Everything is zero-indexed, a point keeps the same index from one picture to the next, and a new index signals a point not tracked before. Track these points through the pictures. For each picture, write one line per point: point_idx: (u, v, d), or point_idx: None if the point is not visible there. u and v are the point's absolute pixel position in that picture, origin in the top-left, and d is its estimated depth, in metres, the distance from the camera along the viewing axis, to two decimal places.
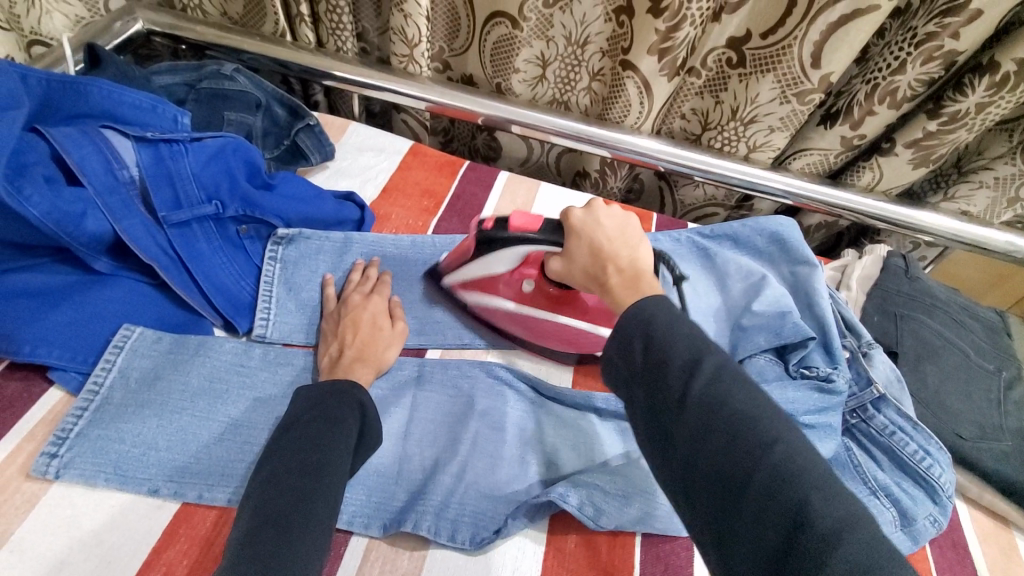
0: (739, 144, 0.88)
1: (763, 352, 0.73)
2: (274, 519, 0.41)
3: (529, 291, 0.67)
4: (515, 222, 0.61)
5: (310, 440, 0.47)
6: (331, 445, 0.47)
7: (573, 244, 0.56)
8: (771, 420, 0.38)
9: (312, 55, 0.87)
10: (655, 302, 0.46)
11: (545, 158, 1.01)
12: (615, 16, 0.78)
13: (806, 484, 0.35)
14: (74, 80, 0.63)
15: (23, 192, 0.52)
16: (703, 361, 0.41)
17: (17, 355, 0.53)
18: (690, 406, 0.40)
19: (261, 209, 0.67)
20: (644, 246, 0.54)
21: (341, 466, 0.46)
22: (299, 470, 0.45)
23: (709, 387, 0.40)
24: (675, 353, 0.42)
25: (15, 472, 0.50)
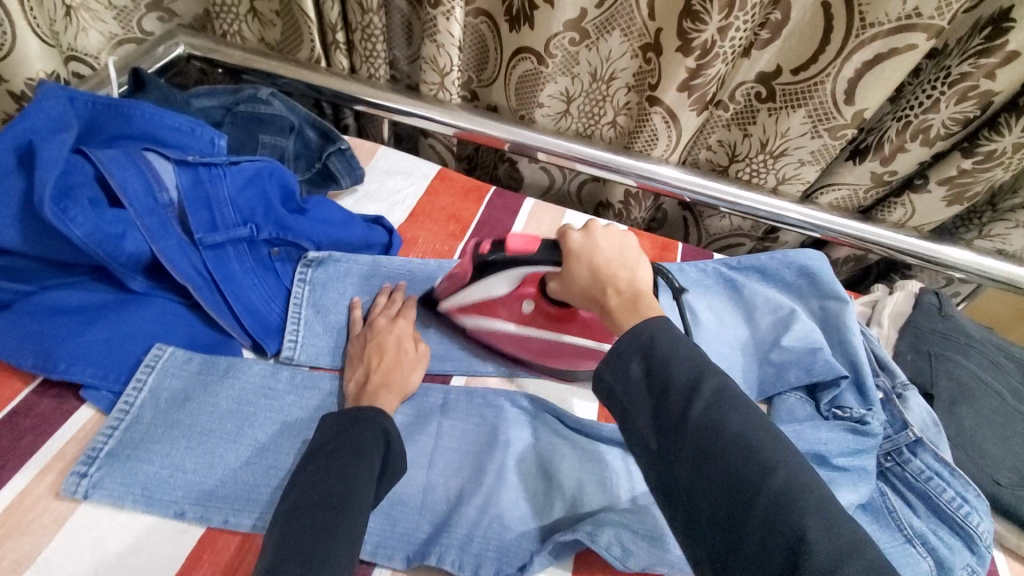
0: (768, 176, 0.87)
1: (793, 390, 0.72)
2: (297, 556, 0.40)
3: (528, 310, 0.65)
4: (515, 244, 0.59)
5: (333, 471, 0.47)
6: (355, 476, 0.47)
7: (573, 265, 0.54)
8: (768, 443, 0.40)
9: (346, 81, 0.89)
10: (650, 322, 0.46)
11: (567, 187, 1.01)
12: (642, 53, 0.79)
13: (806, 509, 0.37)
14: (119, 103, 0.65)
15: (68, 213, 0.54)
16: (703, 386, 0.42)
17: (52, 372, 0.54)
18: (689, 432, 0.40)
19: (294, 233, 0.68)
20: (643, 264, 0.54)
21: (364, 499, 0.46)
22: (323, 503, 0.44)
23: (708, 414, 0.41)
24: (672, 377, 0.42)
25: (45, 491, 0.51)
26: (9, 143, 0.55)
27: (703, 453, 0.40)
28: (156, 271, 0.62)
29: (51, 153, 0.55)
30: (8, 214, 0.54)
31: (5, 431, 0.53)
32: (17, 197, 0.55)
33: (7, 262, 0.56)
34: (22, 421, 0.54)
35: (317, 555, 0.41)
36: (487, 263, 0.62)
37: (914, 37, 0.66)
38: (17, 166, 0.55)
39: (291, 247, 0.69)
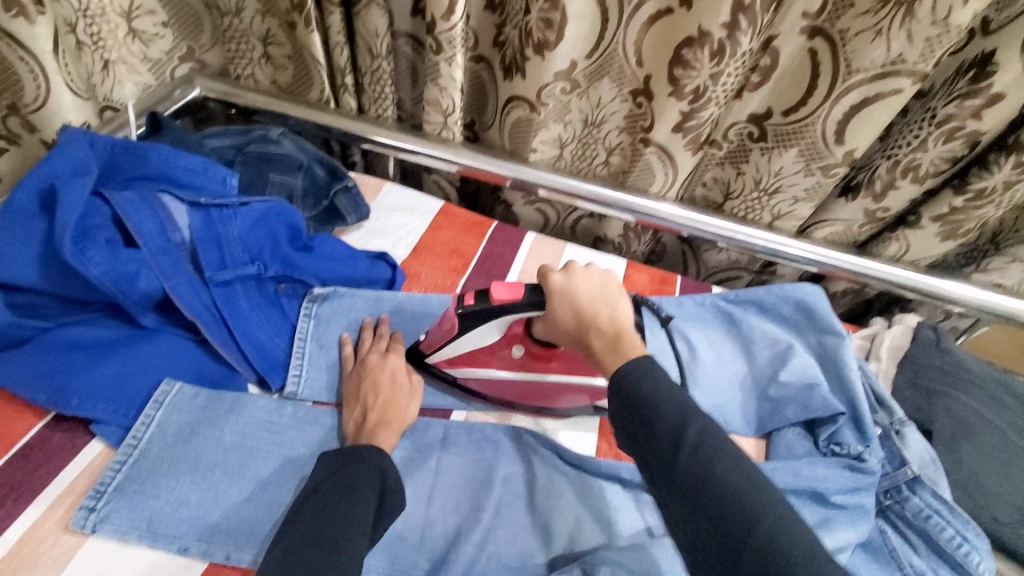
0: (763, 213, 0.89)
1: (791, 426, 0.72)
2: None
3: (518, 355, 0.66)
4: (498, 294, 0.60)
5: (328, 510, 0.48)
6: (349, 513, 0.48)
7: (559, 313, 0.56)
8: (751, 484, 0.41)
9: (353, 121, 0.93)
10: (637, 366, 0.47)
11: (562, 223, 1.03)
12: (632, 97, 0.82)
13: (792, 557, 0.38)
14: (136, 145, 0.68)
15: (86, 254, 0.57)
16: (691, 430, 0.43)
17: (65, 408, 0.56)
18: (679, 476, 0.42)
19: (300, 270, 0.71)
20: (623, 297, 0.55)
21: (359, 536, 0.47)
22: (319, 538, 0.46)
23: (696, 459, 0.42)
24: (661, 421, 0.44)
25: (54, 525, 0.52)
26: (34, 187, 0.59)
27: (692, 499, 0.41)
28: (167, 307, 0.64)
29: (73, 197, 0.58)
30: (31, 254, 0.57)
31: (19, 465, 0.55)
32: (38, 239, 0.58)
33: (29, 299, 0.59)
34: (35, 455, 0.56)
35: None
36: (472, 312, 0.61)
37: (899, 82, 0.69)
38: (40, 209, 0.59)
39: (297, 283, 0.71)
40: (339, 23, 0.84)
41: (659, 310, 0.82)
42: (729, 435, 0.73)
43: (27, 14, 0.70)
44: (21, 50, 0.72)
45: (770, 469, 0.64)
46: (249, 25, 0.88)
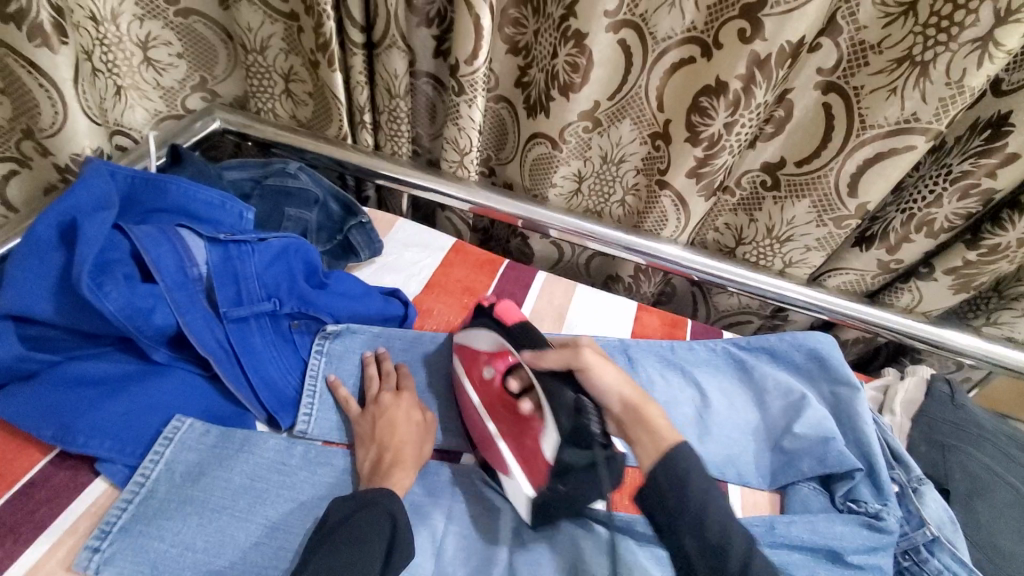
0: (774, 259, 0.90)
1: (807, 480, 0.71)
2: None
3: (484, 377, 0.65)
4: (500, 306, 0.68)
5: (335, 561, 0.47)
6: (353, 563, 0.47)
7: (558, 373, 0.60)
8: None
9: (368, 156, 0.94)
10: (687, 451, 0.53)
11: (576, 260, 1.03)
12: (652, 140, 0.83)
13: None
14: (156, 178, 0.68)
15: (102, 288, 0.56)
16: (733, 537, 0.49)
17: (71, 445, 0.55)
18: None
19: (315, 307, 0.71)
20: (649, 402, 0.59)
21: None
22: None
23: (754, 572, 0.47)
24: (713, 529, 0.49)
25: (56, 565, 0.51)
26: (54, 219, 0.58)
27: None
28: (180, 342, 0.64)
29: (93, 231, 0.57)
30: (47, 288, 0.57)
31: (21, 503, 0.54)
32: (55, 273, 0.57)
33: (37, 331, 0.58)
34: (38, 492, 0.55)
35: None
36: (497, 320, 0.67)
37: (913, 139, 0.70)
38: (58, 242, 0.58)
39: (311, 320, 0.71)
40: (361, 64, 0.86)
41: (670, 354, 0.83)
42: (742, 488, 0.72)
43: (51, 44, 0.70)
44: (43, 78, 0.72)
45: (786, 523, 0.63)
46: (272, 62, 0.90)
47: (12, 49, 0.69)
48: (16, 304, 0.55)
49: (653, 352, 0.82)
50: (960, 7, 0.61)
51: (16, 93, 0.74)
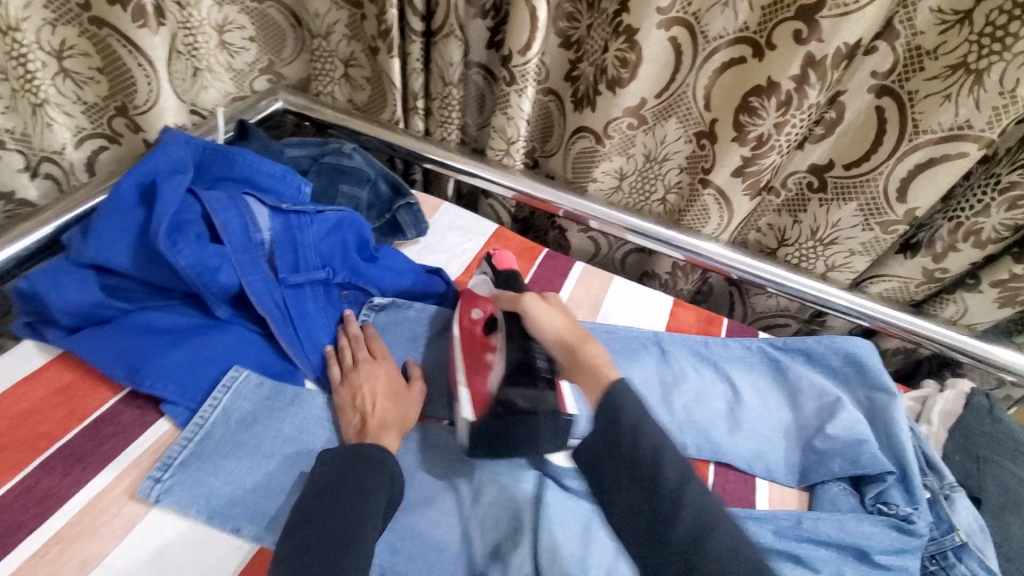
0: (816, 262, 0.89)
1: (837, 480, 0.70)
2: None
3: (473, 317, 0.69)
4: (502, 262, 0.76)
5: (338, 517, 0.49)
6: (354, 510, 0.50)
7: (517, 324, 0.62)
8: (709, 510, 0.43)
9: (418, 140, 0.97)
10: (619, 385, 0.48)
11: (612, 253, 1.04)
12: (696, 139, 0.84)
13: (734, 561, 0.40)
14: (226, 149, 0.73)
15: (177, 245, 0.61)
16: (668, 459, 0.45)
17: (140, 385, 0.60)
18: (678, 526, 0.42)
19: (365, 279, 0.75)
20: (589, 341, 0.57)
21: (369, 539, 0.48)
22: (327, 545, 0.47)
23: (692, 508, 0.43)
24: (644, 455, 0.45)
25: (119, 495, 0.56)
26: (136, 180, 0.64)
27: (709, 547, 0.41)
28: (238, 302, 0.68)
29: (172, 193, 0.63)
30: (126, 240, 0.62)
31: (91, 435, 0.59)
32: (135, 227, 0.62)
33: (116, 281, 0.63)
34: (106, 428, 0.60)
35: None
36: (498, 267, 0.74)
37: (965, 146, 0.69)
38: (139, 200, 0.64)
39: (361, 293, 0.75)
40: (419, 51, 0.89)
41: (704, 349, 0.84)
42: (770, 483, 0.72)
43: (150, 26, 0.74)
44: (140, 56, 0.76)
45: (813, 519, 0.63)
46: (335, 47, 0.95)
47: (116, 29, 0.73)
48: (98, 252, 0.60)
49: (687, 346, 0.83)
50: (1016, 18, 0.60)
51: (115, 71, 0.79)
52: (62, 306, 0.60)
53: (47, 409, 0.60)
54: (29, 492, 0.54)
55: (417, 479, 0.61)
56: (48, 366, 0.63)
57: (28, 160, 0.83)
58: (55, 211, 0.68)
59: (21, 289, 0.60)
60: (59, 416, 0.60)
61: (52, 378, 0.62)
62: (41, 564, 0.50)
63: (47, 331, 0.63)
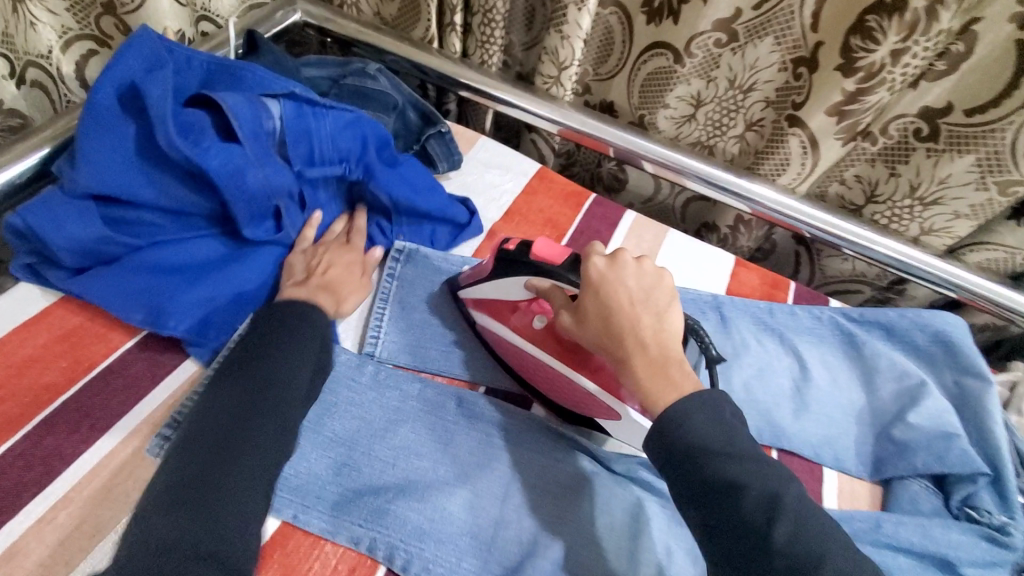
0: (910, 224, 0.77)
1: (919, 476, 0.62)
2: (183, 501, 0.41)
3: (537, 327, 0.60)
4: (538, 248, 0.56)
5: (227, 414, 0.47)
6: (251, 404, 0.47)
7: (587, 307, 0.50)
8: (815, 528, 0.40)
9: (454, 63, 0.85)
10: (708, 401, 0.44)
11: (671, 201, 0.93)
12: (792, 66, 0.70)
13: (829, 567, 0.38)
14: (229, 64, 0.61)
15: (200, 145, 0.55)
16: (766, 473, 0.42)
17: (163, 328, 0.56)
18: (776, 555, 0.39)
19: (382, 183, 0.68)
20: (672, 308, 0.50)
21: (262, 434, 0.46)
22: (233, 408, 0.47)
23: (794, 532, 0.39)
24: (737, 462, 0.42)
25: (126, 459, 0.51)
26: (112, 85, 0.54)
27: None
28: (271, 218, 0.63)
29: (161, 91, 0.54)
30: (123, 159, 0.54)
31: (99, 387, 0.54)
32: (137, 142, 0.55)
33: (128, 214, 0.56)
34: (115, 379, 0.54)
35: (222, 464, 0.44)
36: (508, 262, 0.59)
37: None
38: (121, 112, 0.54)
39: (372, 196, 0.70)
40: None
41: (768, 316, 0.74)
42: (838, 473, 0.65)
43: None
44: None
45: (894, 523, 0.57)
46: None
47: None
48: (96, 178, 0.53)
49: (748, 312, 0.74)
50: None
51: None
52: (63, 244, 0.53)
53: (52, 357, 0.54)
54: (36, 447, 0.49)
55: (449, 454, 0.56)
56: (52, 308, 0.57)
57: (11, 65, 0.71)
58: (51, 133, 0.60)
59: (19, 228, 0.53)
60: (64, 366, 0.54)
61: (55, 322, 0.56)
62: (48, 530, 0.46)
63: (48, 273, 0.56)
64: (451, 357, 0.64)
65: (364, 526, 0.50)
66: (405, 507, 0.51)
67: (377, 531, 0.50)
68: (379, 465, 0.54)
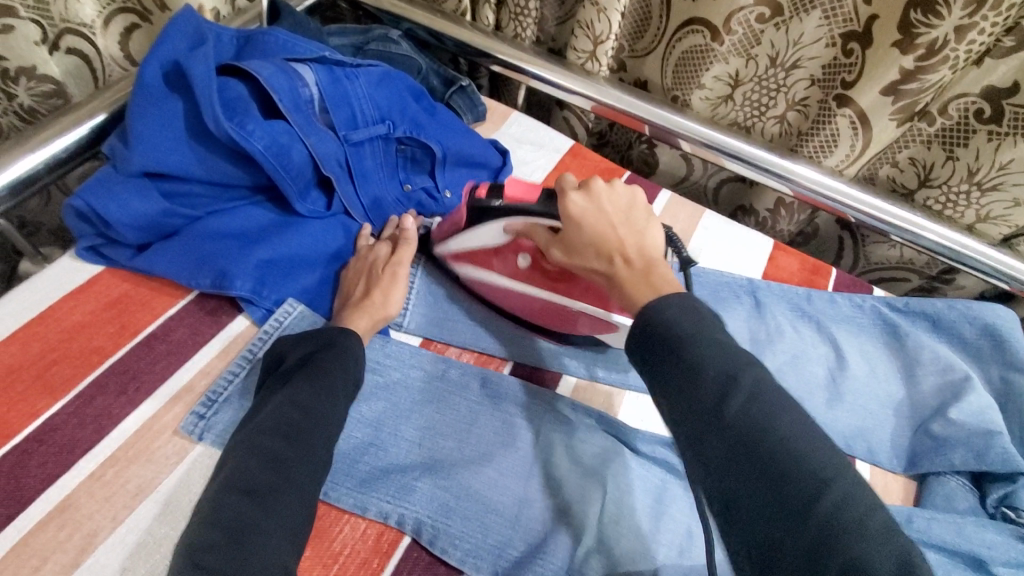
0: (964, 211, 0.73)
1: (956, 473, 0.61)
2: (250, 489, 0.40)
3: (524, 267, 0.59)
4: (509, 191, 0.56)
5: (287, 410, 0.46)
6: (324, 412, 0.47)
7: (572, 238, 0.49)
8: (774, 406, 0.36)
9: (487, 37, 0.83)
10: (683, 300, 0.42)
11: (704, 181, 0.90)
12: (842, 42, 0.66)
13: (779, 443, 0.35)
14: (252, 35, 0.63)
15: (246, 127, 0.56)
16: (728, 353, 0.39)
17: (230, 289, 0.58)
18: (727, 430, 0.36)
19: (425, 134, 0.69)
20: (651, 223, 0.51)
21: (322, 442, 0.45)
22: (281, 432, 0.44)
23: (747, 410, 0.36)
24: (703, 340, 0.39)
25: (166, 425, 0.52)
26: (159, 64, 0.56)
27: (762, 452, 0.35)
28: (317, 191, 0.65)
29: (204, 68, 0.54)
30: (172, 138, 0.56)
31: (143, 352, 0.56)
32: (181, 121, 0.56)
33: (184, 188, 0.58)
34: (159, 344, 0.56)
35: (269, 507, 0.40)
36: (483, 210, 0.57)
37: None
38: (166, 88, 0.56)
39: (418, 149, 0.71)
40: None
41: (805, 303, 0.72)
42: (871, 466, 0.63)
43: None
44: None
45: (927, 519, 0.55)
46: None
47: None
48: (151, 157, 0.55)
49: (784, 299, 0.72)
50: None
51: None
52: (124, 220, 0.55)
53: (99, 324, 0.57)
54: (87, 406, 0.52)
55: (474, 432, 0.56)
56: (101, 275, 0.59)
57: (44, 31, 0.70)
58: (93, 107, 0.62)
59: (78, 208, 0.55)
60: (111, 331, 0.56)
61: (103, 290, 0.58)
62: (97, 485, 0.48)
63: (113, 251, 0.59)
64: (477, 334, 0.65)
65: (391, 502, 0.51)
66: (430, 484, 0.52)
67: (401, 505, 0.51)
68: (406, 442, 0.55)
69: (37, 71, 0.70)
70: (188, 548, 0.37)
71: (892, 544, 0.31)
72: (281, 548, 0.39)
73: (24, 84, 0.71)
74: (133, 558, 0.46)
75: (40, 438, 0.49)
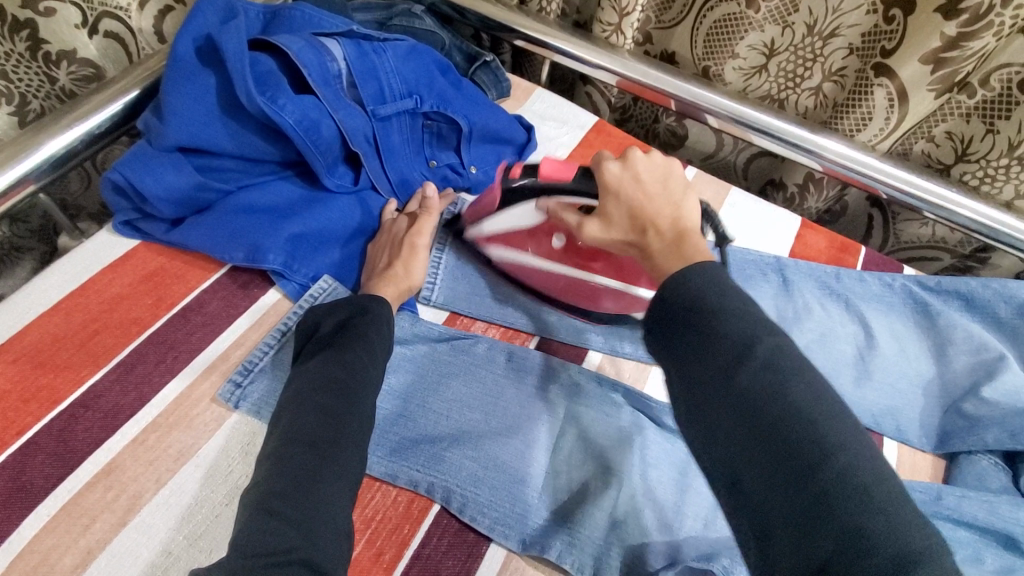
0: (1004, 185, 0.71)
1: (988, 452, 0.60)
2: (307, 441, 0.42)
3: (558, 247, 0.60)
4: (545, 169, 0.56)
5: (329, 371, 0.47)
6: (366, 373, 0.48)
7: (609, 211, 0.48)
8: (789, 373, 0.36)
9: (512, 11, 0.82)
10: (706, 269, 0.41)
11: (732, 157, 0.88)
12: (883, 8, 0.64)
13: (789, 409, 0.34)
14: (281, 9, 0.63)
15: (277, 102, 0.56)
16: (747, 322, 0.38)
17: (262, 263, 0.59)
18: (737, 395, 0.36)
19: (453, 109, 0.69)
20: (688, 198, 0.49)
21: (365, 401, 0.46)
22: (327, 389, 0.46)
23: (758, 376, 0.36)
24: (722, 308, 0.38)
25: (203, 394, 0.54)
26: (191, 37, 0.56)
27: (772, 420, 0.34)
28: (345, 166, 0.65)
29: (236, 42, 0.55)
30: (204, 113, 0.56)
31: (180, 323, 0.57)
32: (214, 94, 0.57)
33: (216, 162, 0.59)
34: (195, 317, 0.58)
35: (323, 461, 0.42)
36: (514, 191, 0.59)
37: None
38: (198, 62, 0.56)
39: (444, 124, 0.71)
40: None
41: (834, 281, 0.71)
42: (900, 444, 0.63)
43: None
44: None
45: (957, 496, 0.55)
46: None
47: None
48: (185, 132, 0.56)
49: (814, 277, 0.71)
50: None
51: None
52: (160, 194, 0.56)
53: (136, 296, 0.58)
54: (128, 375, 0.53)
55: (500, 406, 0.57)
56: (136, 249, 0.61)
57: (84, 14, 0.70)
58: (123, 85, 0.62)
59: (114, 181, 0.56)
60: (148, 303, 0.58)
61: (139, 264, 0.60)
62: (140, 449, 0.50)
63: (148, 225, 0.60)
64: (503, 310, 0.65)
65: (421, 470, 0.52)
66: (459, 454, 0.53)
67: (432, 475, 0.52)
68: (434, 416, 0.56)
69: (77, 54, 0.73)
70: (258, 495, 0.39)
71: (893, 516, 0.30)
72: (340, 496, 0.41)
73: (65, 67, 0.72)
74: (178, 519, 0.47)
75: (86, 405, 0.51)
